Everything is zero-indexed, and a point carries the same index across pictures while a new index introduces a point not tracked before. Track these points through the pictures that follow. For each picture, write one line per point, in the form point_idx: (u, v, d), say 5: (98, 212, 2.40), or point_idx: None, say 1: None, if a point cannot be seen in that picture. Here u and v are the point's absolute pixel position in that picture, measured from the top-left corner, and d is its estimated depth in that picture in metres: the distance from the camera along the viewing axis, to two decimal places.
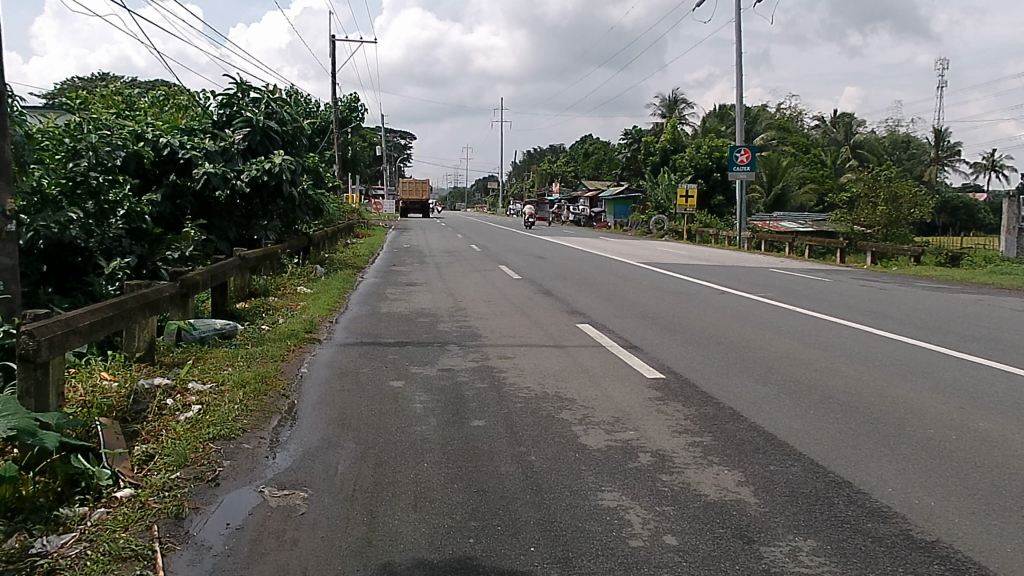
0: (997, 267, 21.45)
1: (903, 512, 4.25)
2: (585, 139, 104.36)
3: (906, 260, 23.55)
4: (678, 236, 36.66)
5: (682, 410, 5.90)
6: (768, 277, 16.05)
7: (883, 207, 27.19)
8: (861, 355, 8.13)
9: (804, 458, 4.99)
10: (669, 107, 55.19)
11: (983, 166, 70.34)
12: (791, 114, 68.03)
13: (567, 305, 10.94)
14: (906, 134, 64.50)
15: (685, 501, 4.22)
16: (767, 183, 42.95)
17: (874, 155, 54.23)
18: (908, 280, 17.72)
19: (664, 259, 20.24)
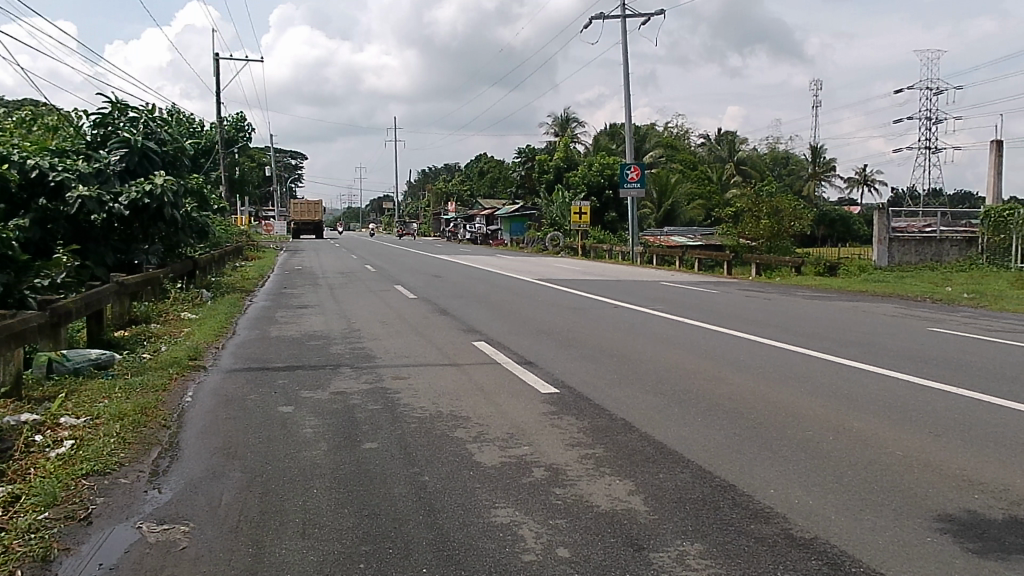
0: (871, 277, 22.75)
1: (785, 512, 4.43)
2: (480, 157, 105.13)
3: (789, 270, 24.66)
4: (573, 253, 37.27)
5: (575, 423, 5.99)
6: (659, 290, 16.55)
7: (766, 221, 28.41)
8: (747, 363, 8.46)
9: (692, 464, 5.15)
10: (561, 126, 56.25)
11: (857, 182, 74.63)
12: (678, 133, 70.49)
13: (463, 323, 10.95)
14: (785, 151, 67.86)
15: (577, 513, 4.27)
16: (657, 199, 44.34)
17: (756, 171, 56.80)
18: (791, 290, 18.58)
19: (560, 275, 20.58)
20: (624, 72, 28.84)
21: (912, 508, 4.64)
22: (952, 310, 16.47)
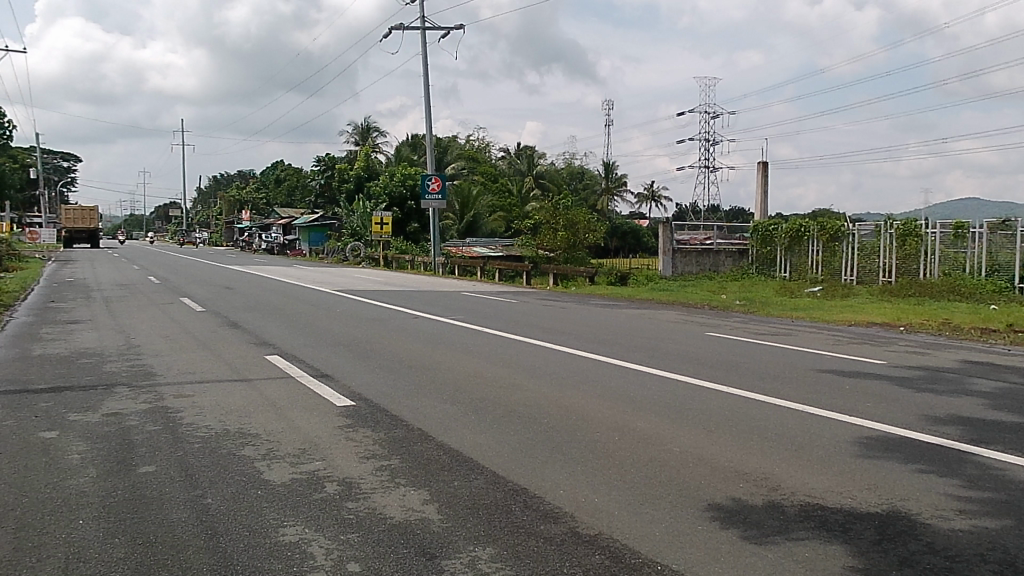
0: (657, 286, 24.41)
1: (572, 512, 4.61)
2: (277, 165, 101.74)
3: (584, 280, 25.91)
4: (375, 263, 36.93)
5: (370, 435, 5.91)
6: (458, 300, 16.75)
7: (563, 233, 29.66)
8: (543, 369, 8.75)
9: (486, 470, 5.24)
10: (362, 135, 55.68)
11: (645, 198, 79.74)
12: (479, 145, 71.96)
13: (255, 337, 10.51)
14: (580, 166, 71.23)
15: (369, 526, 4.20)
16: (459, 211, 45.00)
17: (553, 185, 59.14)
18: (585, 299, 19.51)
19: (360, 286, 20.34)
20: (425, 84, 29.05)
21: (687, 499, 4.99)
22: (726, 315, 18.02)
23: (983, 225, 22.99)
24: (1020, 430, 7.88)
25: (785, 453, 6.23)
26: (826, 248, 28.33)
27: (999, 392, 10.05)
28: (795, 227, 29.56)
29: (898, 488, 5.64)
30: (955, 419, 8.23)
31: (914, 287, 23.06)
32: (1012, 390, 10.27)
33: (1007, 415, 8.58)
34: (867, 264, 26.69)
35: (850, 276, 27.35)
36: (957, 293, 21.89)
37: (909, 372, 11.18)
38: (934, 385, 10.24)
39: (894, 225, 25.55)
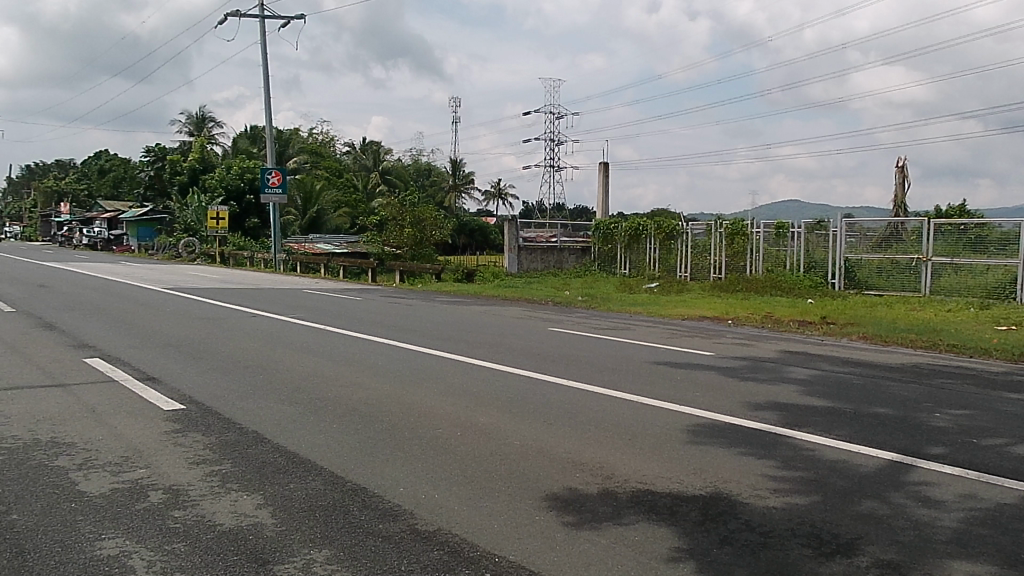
0: (502, 282, 24.80)
1: (411, 509, 4.59)
2: (101, 154, 95.11)
3: (431, 277, 25.93)
4: (211, 259, 35.30)
5: (200, 439, 5.64)
6: (299, 297, 16.30)
7: (409, 230, 29.52)
8: (385, 367, 8.66)
9: (324, 471, 5.13)
10: (196, 125, 53.03)
11: (492, 195, 80.66)
12: (323, 139, 70.28)
13: (73, 338, 9.78)
14: (427, 163, 71.07)
15: (197, 534, 4.02)
16: (302, 206, 43.83)
17: (400, 181, 58.75)
18: (431, 296, 19.50)
19: (193, 283, 19.38)
20: (264, 74, 28.07)
21: (525, 491, 5.09)
22: (568, 311, 18.55)
23: (800, 225, 24.89)
24: (828, 413, 8.61)
25: (619, 442, 6.50)
26: (662, 246, 29.73)
27: (811, 379, 10.93)
28: (634, 226, 30.83)
29: (721, 471, 6.02)
30: (773, 405, 8.88)
31: (740, 283, 24.62)
32: (823, 376, 11.20)
33: (818, 400, 9.35)
34: (700, 262, 28.25)
35: (684, 272, 28.86)
36: (777, 288, 23.59)
37: (734, 362, 11.94)
38: (755, 373, 11.00)
39: (724, 225, 27.20)
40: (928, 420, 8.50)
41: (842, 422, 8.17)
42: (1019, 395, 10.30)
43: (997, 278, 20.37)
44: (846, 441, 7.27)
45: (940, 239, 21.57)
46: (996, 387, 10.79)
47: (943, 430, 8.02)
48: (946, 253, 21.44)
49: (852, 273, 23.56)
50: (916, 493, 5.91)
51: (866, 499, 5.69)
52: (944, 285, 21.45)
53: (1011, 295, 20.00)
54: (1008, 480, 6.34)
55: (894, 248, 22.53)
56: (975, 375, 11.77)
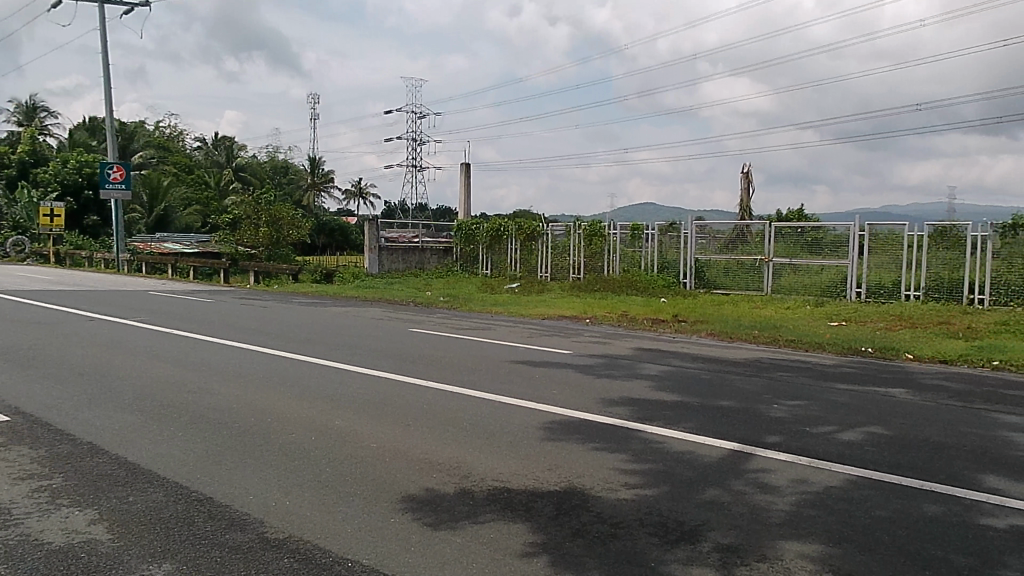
0: (362, 283, 24.46)
1: (261, 517, 4.45)
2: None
3: (287, 278, 25.23)
4: (44, 260, 32.85)
5: (28, 453, 5.24)
6: (143, 299, 15.45)
7: (264, 229, 28.58)
8: (237, 371, 8.35)
9: (167, 482, 4.88)
10: (27, 115, 49.26)
11: (353, 195, 79.39)
12: (172, 133, 66.95)
13: None
14: (284, 160, 69.07)
15: (21, 556, 3.74)
16: (148, 204, 41.61)
17: (255, 179, 56.83)
18: (287, 298, 18.98)
19: (21, 285, 17.98)
20: (105, 63, 26.44)
21: (380, 494, 5.04)
22: (430, 311, 18.53)
23: (654, 227, 25.93)
24: (677, 407, 9.02)
25: (477, 441, 6.55)
26: (523, 247, 30.19)
27: (662, 374, 11.42)
28: (495, 227, 31.15)
29: (575, 467, 6.18)
30: (626, 400, 9.21)
31: (597, 282, 25.37)
32: (673, 372, 11.72)
33: (668, 394, 9.78)
34: (559, 262, 28.90)
35: (545, 272, 29.44)
36: (633, 288, 24.47)
37: (591, 360, 12.29)
38: (610, 370, 11.37)
39: (582, 227, 27.95)
40: (767, 411, 9.07)
41: (690, 415, 8.58)
42: (846, 385, 11.15)
43: (830, 277, 21.92)
44: (693, 433, 7.64)
45: (781, 240, 22.98)
46: (827, 379, 11.64)
47: (780, 420, 8.58)
48: (786, 253, 22.87)
49: (701, 273, 24.77)
50: (754, 479, 6.29)
51: (710, 487, 6.00)
52: (783, 284, 22.89)
53: (841, 293, 21.62)
54: (835, 464, 6.85)
55: (740, 249, 23.78)
56: (809, 368, 12.65)
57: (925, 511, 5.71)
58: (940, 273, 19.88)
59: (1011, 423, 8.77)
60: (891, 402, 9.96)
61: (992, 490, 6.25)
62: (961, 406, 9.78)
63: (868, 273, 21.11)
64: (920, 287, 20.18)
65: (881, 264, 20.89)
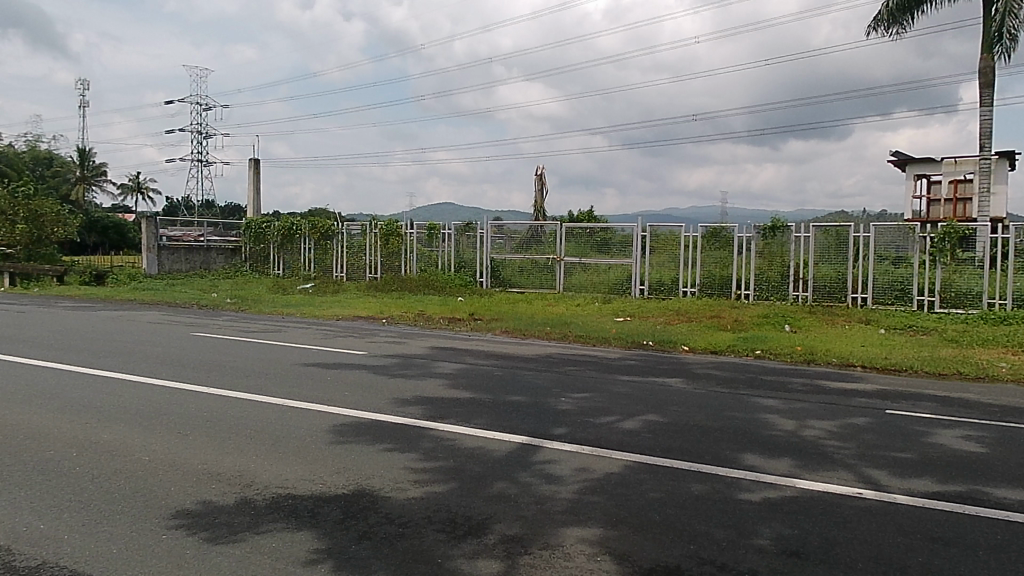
0: (139, 283, 22.84)
1: (10, 546, 4.06)
2: None
3: (49, 280, 23.00)
4: None
5: None
6: None
7: (23, 226, 25.77)
8: None
9: None
10: None
11: (130, 190, 73.79)
12: None
13: None
14: (48, 151, 62.82)
15: None
16: None
17: (11, 170, 51.24)
18: (50, 301, 17.30)
19: None
20: None
21: (150, 509, 4.74)
22: (216, 314, 17.61)
23: (451, 227, 26.19)
24: (470, 404, 9.18)
25: (260, 448, 6.30)
26: (318, 246, 29.43)
27: (455, 372, 11.57)
28: (288, 226, 30.10)
29: (363, 469, 6.10)
30: (419, 400, 9.24)
31: (394, 282, 25.25)
32: (466, 370, 11.91)
33: (460, 392, 9.92)
34: (355, 262, 28.44)
35: (340, 272, 28.87)
36: (430, 287, 24.61)
37: (385, 360, 12.22)
38: (404, 370, 11.36)
39: (378, 226, 27.68)
40: (555, 404, 9.46)
41: (481, 411, 8.77)
42: (629, 377, 11.86)
43: (616, 275, 23.22)
44: (483, 429, 7.80)
45: (572, 241, 24.02)
46: (611, 371, 12.33)
47: (566, 412, 8.97)
48: (576, 253, 23.95)
49: (497, 272, 25.35)
50: (540, 470, 6.54)
51: (498, 481, 6.16)
52: (574, 282, 23.95)
53: (627, 290, 22.96)
54: (615, 451, 7.27)
55: (534, 249, 24.58)
56: (597, 362, 13.33)
57: (692, 490, 6.19)
58: (712, 271, 21.67)
59: (768, 406, 9.74)
60: (666, 391, 10.73)
61: (749, 467, 6.90)
62: (727, 392, 10.73)
63: (650, 271, 22.59)
64: (696, 284, 21.90)
65: (661, 262, 22.42)
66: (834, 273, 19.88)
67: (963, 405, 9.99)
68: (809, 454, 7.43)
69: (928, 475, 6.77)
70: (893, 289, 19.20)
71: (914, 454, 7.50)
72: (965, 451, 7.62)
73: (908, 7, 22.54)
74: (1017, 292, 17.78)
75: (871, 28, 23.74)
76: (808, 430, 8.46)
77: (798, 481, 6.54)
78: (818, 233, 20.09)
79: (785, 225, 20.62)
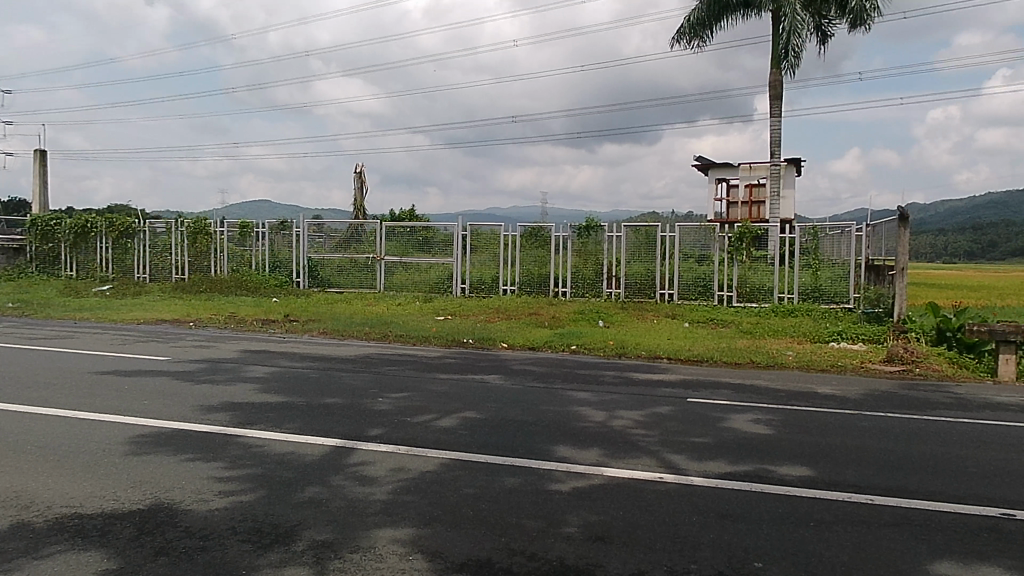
0: None
1: None
2: None
3: None
4: None
5: None
6: None
7: None
8: None
9: None
10: None
11: None
12: None
13: None
14: None
15: None
16: None
17: None
18: None
19: None
20: None
21: None
22: None
23: (264, 226, 25.20)
24: (281, 408, 8.87)
25: (44, 466, 5.80)
26: (115, 245, 27.38)
27: (268, 376, 11.17)
28: (81, 223, 27.78)
29: (163, 481, 5.76)
30: (227, 406, 8.82)
31: (203, 283, 23.98)
32: (280, 372, 11.53)
33: (273, 396, 9.59)
34: (159, 262, 26.74)
35: (143, 273, 27.04)
36: (243, 288, 23.58)
37: (191, 366, 11.59)
38: (212, 375, 10.82)
39: (185, 224, 26.15)
40: (372, 405, 9.35)
41: (294, 415, 8.51)
42: (447, 375, 11.94)
43: (437, 274, 23.30)
44: (296, 433, 7.58)
45: (392, 240, 23.84)
46: (430, 370, 12.34)
47: (383, 413, 8.90)
48: (396, 252, 23.81)
49: (314, 271, 24.69)
50: (354, 473, 6.45)
51: (309, 486, 6.00)
52: (395, 281, 23.79)
53: (447, 289, 23.10)
54: (431, 450, 7.30)
55: (353, 248, 24.18)
56: (417, 361, 13.32)
57: (506, 484, 6.34)
58: (531, 269, 22.27)
59: (580, 399, 10.14)
60: (484, 387, 10.91)
61: (560, 459, 7.16)
62: (542, 386, 11.07)
63: (470, 270, 22.85)
64: (515, 282, 22.42)
65: (482, 262, 22.76)
66: (642, 271, 21.00)
67: (754, 391, 10.88)
68: (617, 443, 7.81)
69: (721, 457, 7.31)
70: (696, 285, 20.55)
71: (710, 438, 8.07)
72: (754, 433, 8.29)
73: (707, 22, 24.20)
74: (802, 287, 19.60)
75: (676, 40, 25.29)
76: (616, 420, 8.90)
77: (606, 469, 6.85)
78: (629, 232, 21.10)
79: (599, 225, 21.48)
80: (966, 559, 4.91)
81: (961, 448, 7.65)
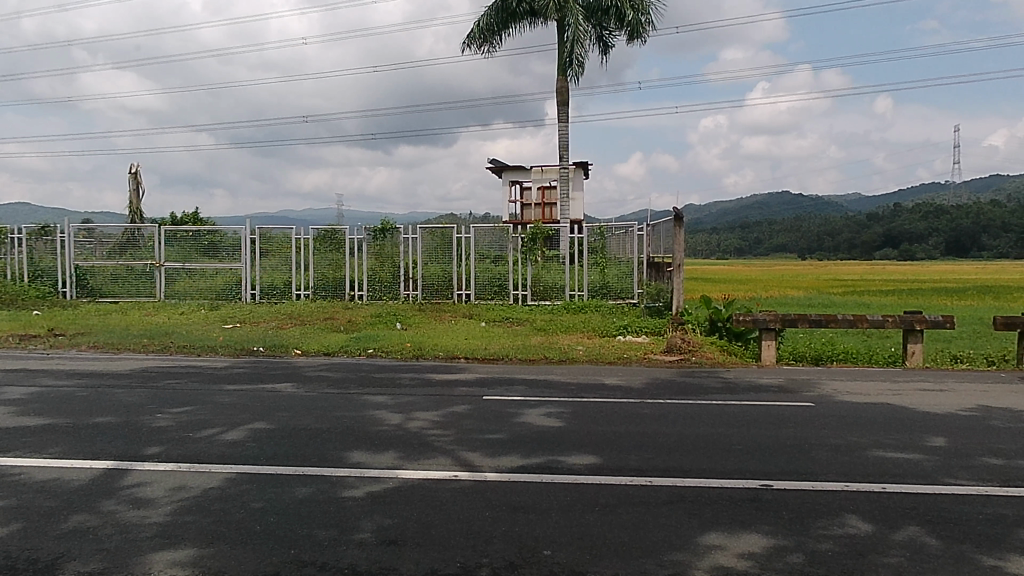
0: None
1: None
2: None
3: None
4: None
5: None
6: None
7: None
8: None
9: None
10: None
11: None
12: None
13: None
14: None
15: None
16: None
17: None
18: None
19: None
20: None
21: None
22: None
23: (22, 231, 22.76)
24: (42, 431, 8.04)
25: None
26: None
27: (24, 397, 10.09)
28: None
29: None
30: None
31: None
32: (39, 392, 10.46)
33: (32, 419, 8.69)
34: None
35: None
36: None
37: None
38: None
39: None
40: (150, 422, 8.72)
41: (57, 438, 7.75)
42: (235, 386, 11.39)
43: (224, 280, 22.20)
44: (59, 458, 6.91)
45: (173, 244, 22.38)
46: (217, 382, 11.69)
47: (162, 429, 8.34)
48: (178, 257, 22.37)
49: (83, 280, 22.64)
50: (128, 496, 5.99)
51: (75, 514, 5.51)
52: (177, 289, 22.36)
53: (236, 296, 22.05)
54: (214, 465, 6.94)
55: (129, 254, 22.42)
56: (202, 372, 12.61)
57: (297, 495, 6.16)
58: (325, 274, 21.76)
59: (376, 403, 10.06)
60: (275, 396, 10.54)
61: (354, 464, 7.07)
62: (337, 392, 10.86)
63: (260, 275, 21.98)
64: (310, 287, 21.80)
65: (272, 266, 21.94)
66: (439, 271, 21.18)
67: (546, 385, 11.33)
68: (412, 445, 7.83)
69: (513, 452, 7.54)
70: (491, 285, 21.02)
71: (504, 434, 8.30)
72: (546, 427, 8.62)
73: (495, 28, 24.87)
74: (591, 285, 20.60)
75: (466, 43, 25.74)
76: (412, 422, 8.91)
77: (400, 472, 6.84)
78: (424, 235, 21.17)
79: (394, 226, 21.44)
80: (730, 529, 5.40)
81: (729, 428, 8.39)
